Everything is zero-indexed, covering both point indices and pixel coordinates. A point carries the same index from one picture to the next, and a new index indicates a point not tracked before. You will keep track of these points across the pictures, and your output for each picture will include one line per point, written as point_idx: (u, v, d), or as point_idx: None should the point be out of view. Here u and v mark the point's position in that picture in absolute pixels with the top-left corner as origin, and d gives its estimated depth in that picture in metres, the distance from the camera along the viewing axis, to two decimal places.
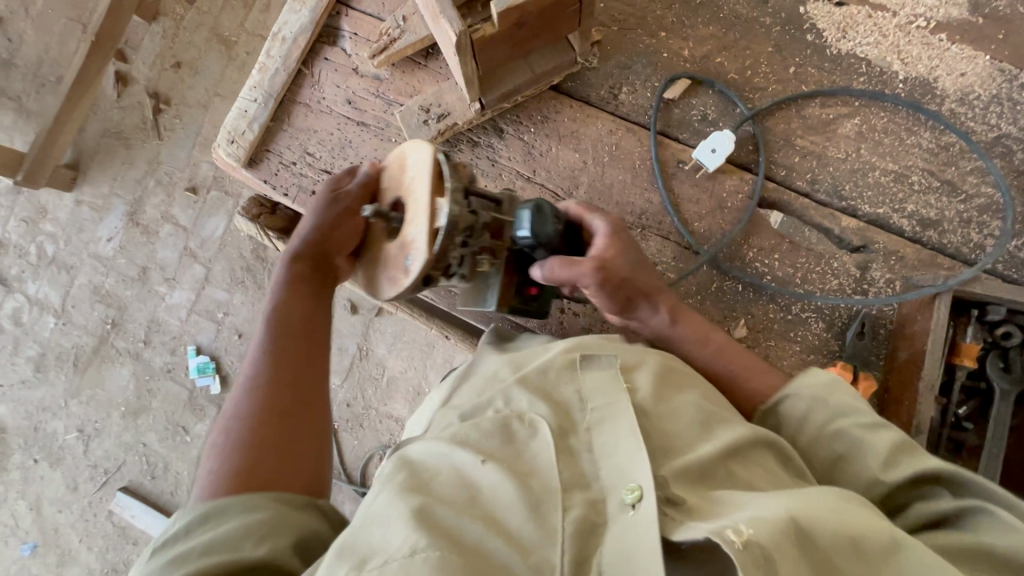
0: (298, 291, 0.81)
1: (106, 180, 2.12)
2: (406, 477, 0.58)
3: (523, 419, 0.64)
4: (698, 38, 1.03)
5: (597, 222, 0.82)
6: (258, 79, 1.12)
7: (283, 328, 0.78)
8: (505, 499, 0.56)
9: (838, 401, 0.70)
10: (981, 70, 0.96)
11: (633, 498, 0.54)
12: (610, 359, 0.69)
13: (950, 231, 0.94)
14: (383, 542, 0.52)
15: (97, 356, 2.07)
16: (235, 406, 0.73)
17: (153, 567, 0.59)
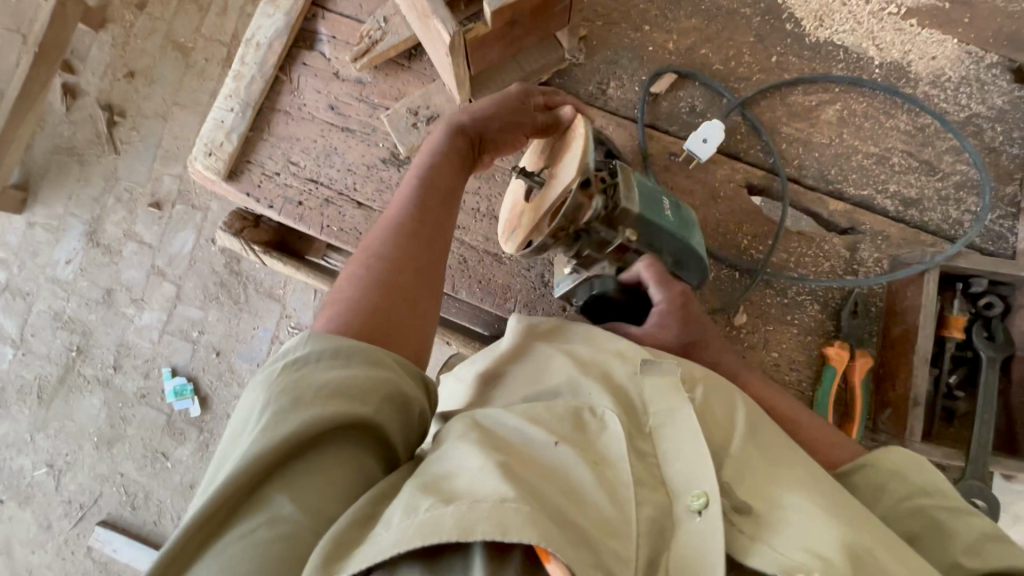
0: (449, 156, 0.78)
1: (60, 199, 2.01)
2: (477, 440, 0.56)
3: (594, 411, 0.61)
4: (681, 31, 1.05)
5: (657, 294, 0.78)
6: (233, 88, 1.08)
7: (428, 185, 0.75)
8: (580, 486, 0.55)
9: (920, 479, 0.64)
10: (950, 53, 1.00)
11: (700, 504, 0.54)
12: (670, 364, 0.65)
13: (931, 209, 0.98)
14: (469, 489, 0.50)
15: (64, 386, 1.96)
16: (376, 240, 0.70)
17: (276, 373, 0.56)
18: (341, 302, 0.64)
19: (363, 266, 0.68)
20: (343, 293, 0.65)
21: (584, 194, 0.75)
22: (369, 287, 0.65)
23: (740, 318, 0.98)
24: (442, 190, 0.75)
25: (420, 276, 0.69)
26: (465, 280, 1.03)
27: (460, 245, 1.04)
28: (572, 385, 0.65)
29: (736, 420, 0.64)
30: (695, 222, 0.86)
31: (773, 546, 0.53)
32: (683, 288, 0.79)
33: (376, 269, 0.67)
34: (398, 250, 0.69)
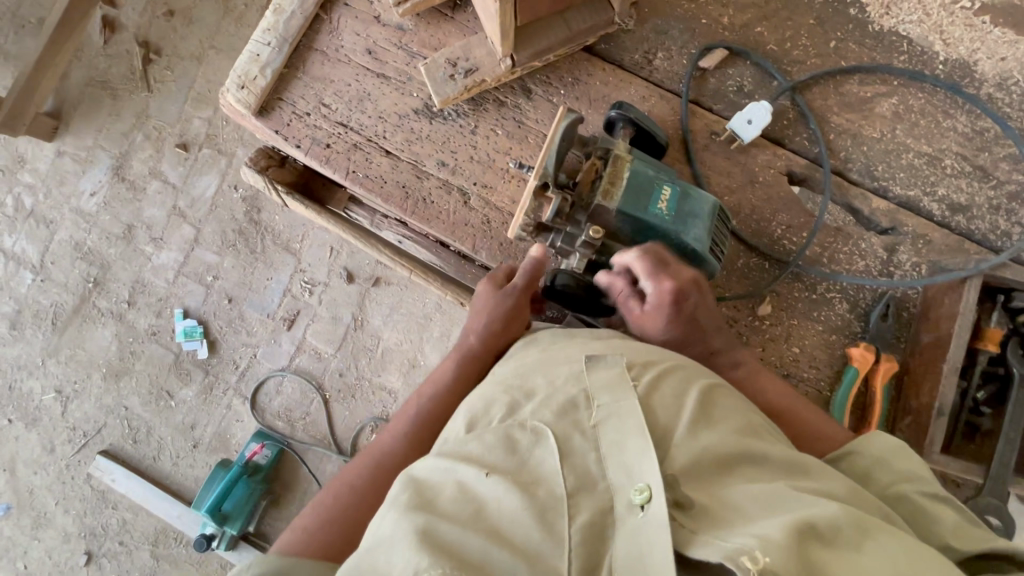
0: (461, 374, 0.85)
1: (90, 131, 2.01)
2: (408, 499, 0.58)
3: (524, 425, 0.63)
4: (738, 7, 1.00)
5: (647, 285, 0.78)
6: (272, 22, 1.06)
7: (436, 408, 0.83)
8: (508, 514, 0.56)
9: (901, 466, 0.68)
10: (1021, 55, 0.95)
11: (642, 499, 0.55)
12: (615, 360, 0.68)
13: (979, 217, 0.94)
14: (387, 563, 0.52)
15: (78, 316, 1.99)
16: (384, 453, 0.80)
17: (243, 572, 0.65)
18: (301, 527, 0.75)
19: (329, 494, 0.78)
20: (308, 519, 0.76)
21: (542, 194, 0.82)
22: (328, 516, 0.75)
23: (763, 308, 0.95)
24: (422, 424, 0.83)
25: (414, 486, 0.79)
26: (486, 240, 1.01)
27: (484, 206, 1.02)
28: (512, 395, 0.67)
29: (681, 410, 0.65)
30: (702, 215, 0.82)
31: (727, 529, 0.54)
32: (673, 285, 0.77)
33: (339, 502, 0.77)
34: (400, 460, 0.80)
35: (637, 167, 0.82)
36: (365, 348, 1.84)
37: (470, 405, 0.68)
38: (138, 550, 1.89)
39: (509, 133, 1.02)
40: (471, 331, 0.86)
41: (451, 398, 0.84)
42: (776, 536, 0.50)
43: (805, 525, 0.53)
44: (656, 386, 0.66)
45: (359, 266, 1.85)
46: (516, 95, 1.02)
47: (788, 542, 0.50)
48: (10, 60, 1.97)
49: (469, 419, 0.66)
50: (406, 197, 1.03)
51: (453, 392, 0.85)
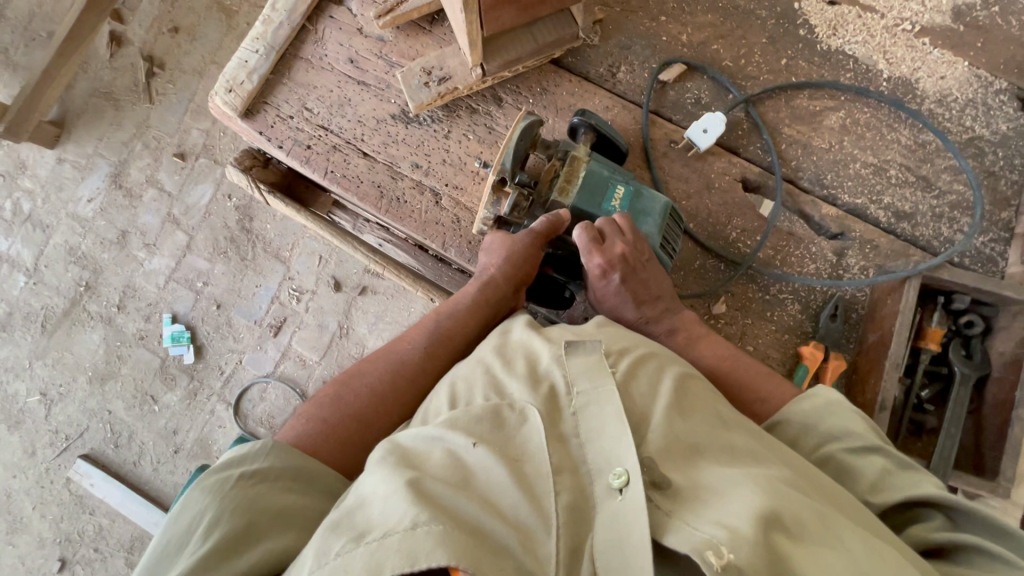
0: (478, 306, 0.85)
1: (91, 140, 2.08)
2: (393, 460, 0.58)
3: (513, 406, 0.62)
4: (696, 26, 1.07)
5: (615, 241, 0.84)
6: (261, 31, 1.12)
7: (451, 328, 0.83)
8: (496, 483, 0.56)
9: (829, 425, 0.70)
10: (960, 74, 1.01)
11: (621, 483, 0.54)
12: (594, 346, 0.66)
13: (923, 224, 0.98)
14: (382, 518, 0.52)
15: (68, 319, 2.02)
16: (399, 356, 0.80)
17: (218, 480, 0.58)
18: (313, 417, 0.72)
19: (344, 389, 0.75)
20: (318, 411, 0.73)
21: (500, 190, 0.87)
22: (341, 412, 0.73)
23: (718, 307, 1.00)
24: (442, 340, 0.82)
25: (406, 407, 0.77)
26: (455, 238, 1.05)
27: (455, 205, 1.06)
28: (494, 378, 0.66)
29: (656, 398, 0.64)
30: (652, 213, 0.88)
31: (698, 515, 0.53)
32: (602, 262, 0.82)
33: (356, 399, 0.74)
34: (411, 369, 0.79)
35: (593, 168, 0.88)
36: (350, 355, 1.87)
37: (452, 379, 0.69)
38: (113, 557, 1.88)
39: (480, 138, 1.07)
40: (492, 263, 0.87)
41: (471, 322, 0.84)
42: (745, 529, 0.49)
43: (774, 513, 0.52)
44: (633, 375, 0.65)
45: (347, 274, 1.88)
46: (488, 103, 1.08)
47: (756, 535, 0.49)
48: (19, 71, 2.05)
49: (451, 395, 0.66)
50: (381, 196, 1.08)
51: (473, 316, 0.85)
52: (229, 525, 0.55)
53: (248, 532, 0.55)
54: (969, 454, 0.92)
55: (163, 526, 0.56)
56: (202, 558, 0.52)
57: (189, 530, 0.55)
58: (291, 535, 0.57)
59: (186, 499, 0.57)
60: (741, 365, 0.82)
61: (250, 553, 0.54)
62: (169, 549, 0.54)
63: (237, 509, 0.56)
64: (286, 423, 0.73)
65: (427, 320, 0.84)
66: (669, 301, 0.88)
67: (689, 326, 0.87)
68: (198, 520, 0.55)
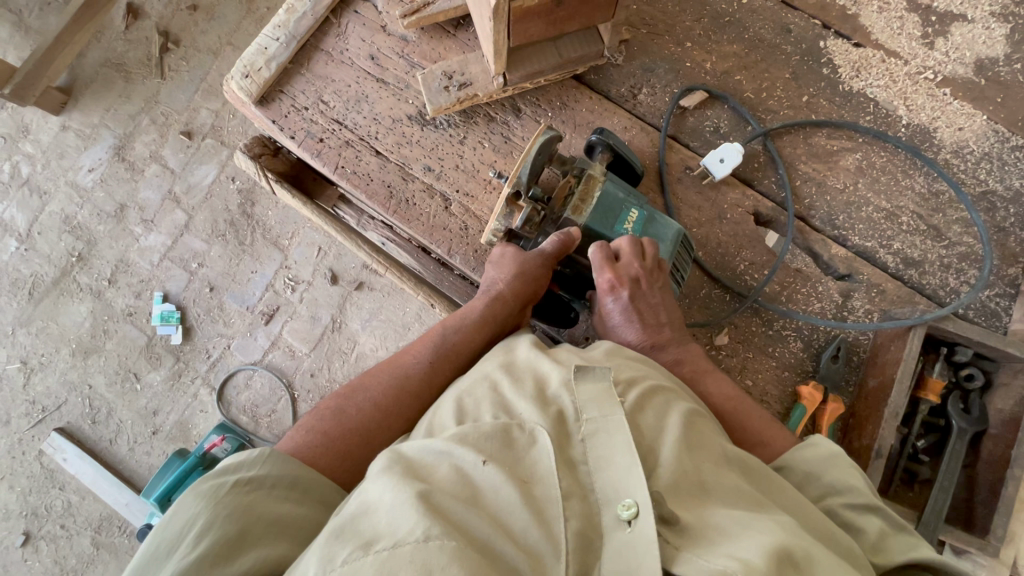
0: (482, 322, 0.83)
1: (97, 110, 2.04)
2: (398, 470, 0.55)
3: (524, 427, 0.60)
4: (721, 55, 1.07)
5: (632, 265, 0.82)
6: (283, 20, 1.10)
7: (454, 345, 0.81)
8: (506, 504, 0.53)
9: (832, 477, 0.69)
10: (978, 127, 1.01)
11: (630, 515, 0.52)
12: (604, 372, 0.64)
13: (930, 273, 0.98)
14: (389, 527, 0.48)
15: (57, 289, 1.98)
16: (401, 371, 0.78)
17: (208, 488, 0.56)
18: (313, 428, 0.70)
19: (346, 402, 0.74)
20: (320, 423, 0.71)
21: (514, 203, 0.86)
22: (342, 425, 0.71)
23: (721, 338, 0.99)
24: (448, 355, 0.80)
25: (407, 424, 0.75)
26: (461, 245, 1.04)
27: (464, 212, 1.05)
28: (500, 396, 0.64)
29: (664, 430, 0.62)
30: (665, 239, 0.88)
31: (710, 549, 0.51)
32: (612, 278, 0.82)
33: (359, 413, 0.73)
34: (411, 382, 0.77)
35: (608, 189, 0.86)
36: (340, 350, 1.84)
37: (458, 392, 0.66)
38: (78, 536, 1.83)
39: (495, 147, 1.06)
40: (501, 279, 0.85)
41: (478, 336, 0.83)
42: (759, 561, 0.48)
43: (788, 555, 0.50)
44: (641, 406, 0.64)
45: (345, 268, 1.87)
46: (506, 112, 1.07)
47: (771, 568, 0.48)
48: (31, 34, 2.02)
49: (458, 410, 0.63)
50: (390, 196, 1.06)
51: (481, 331, 0.83)
52: (222, 530, 0.53)
53: (240, 540, 0.52)
54: (961, 509, 0.91)
55: (150, 532, 0.54)
56: (193, 563, 0.50)
57: (180, 535, 0.53)
58: (285, 544, 0.55)
59: (178, 504, 0.55)
60: (746, 407, 0.80)
61: (243, 559, 0.51)
62: (157, 555, 0.52)
63: (232, 515, 0.54)
64: (286, 433, 0.71)
65: (431, 333, 0.82)
66: (677, 329, 0.86)
67: (696, 358, 0.85)
68: (190, 524, 0.53)
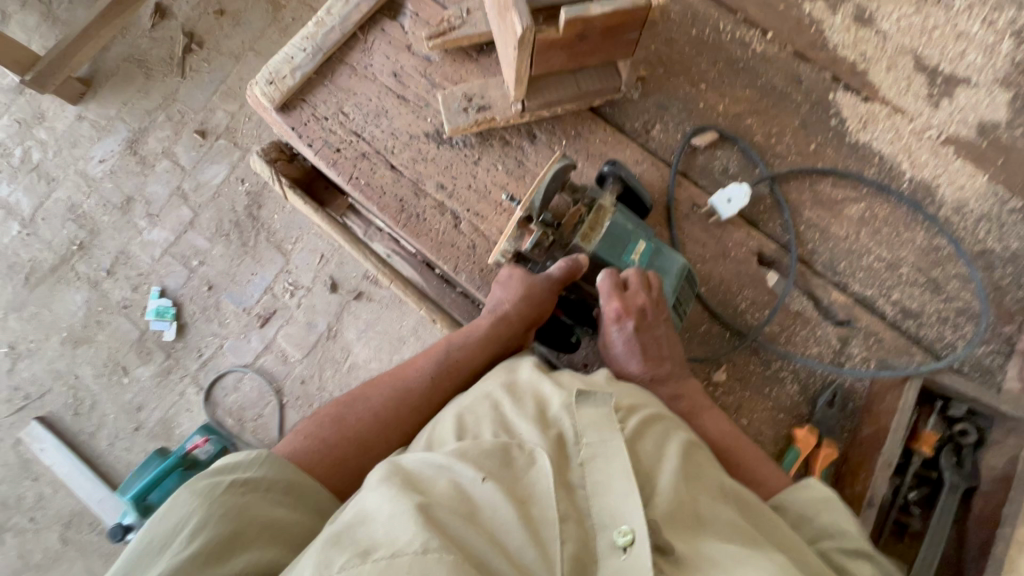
0: (485, 342, 0.83)
1: (114, 103, 2.07)
2: (397, 481, 0.54)
3: (523, 447, 0.60)
4: (733, 99, 1.10)
5: (640, 296, 0.83)
6: (312, 32, 1.13)
7: (457, 362, 0.81)
8: (504, 523, 0.52)
9: (825, 520, 0.69)
10: (979, 187, 1.04)
11: (626, 541, 0.53)
12: (605, 398, 0.64)
13: (928, 325, 1.00)
14: (388, 537, 0.48)
15: (54, 276, 1.97)
16: (402, 384, 0.78)
17: (202, 486, 0.55)
18: (313, 435, 0.71)
19: (346, 410, 0.74)
20: (319, 429, 0.71)
21: (525, 226, 0.87)
22: (342, 433, 0.71)
23: (719, 375, 1.00)
24: (450, 371, 0.80)
25: (406, 437, 0.75)
26: (468, 263, 1.05)
27: (473, 231, 1.06)
28: (501, 416, 0.64)
29: (662, 459, 0.62)
30: (670, 273, 0.89)
31: None
32: (619, 308, 0.82)
33: (358, 422, 0.73)
34: (412, 396, 0.77)
35: (617, 220, 0.88)
36: (333, 359, 1.83)
37: (458, 408, 0.66)
38: (46, 531, 1.78)
39: (508, 170, 1.08)
40: (507, 300, 0.85)
41: (482, 354, 0.83)
42: None
43: None
44: (640, 433, 0.64)
45: (346, 277, 1.87)
46: (521, 137, 1.09)
47: None
48: (57, 25, 2.06)
49: (458, 426, 0.63)
50: (401, 210, 1.08)
51: (485, 350, 0.83)
52: (216, 530, 0.52)
53: (231, 541, 0.52)
54: (949, 565, 0.91)
55: (143, 526, 0.54)
56: (183, 562, 0.49)
57: (173, 531, 0.53)
58: (278, 549, 0.54)
59: (173, 500, 0.55)
60: (741, 445, 0.80)
61: (233, 562, 0.51)
62: (150, 550, 0.52)
63: (225, 515, 0.53)
64: (283, 438, 0.71)
65: (433, 348, 0.83)
66: (680, 365, 0.86)
67: (695, 394, 0.85)
68: (184, 522, 0.53)
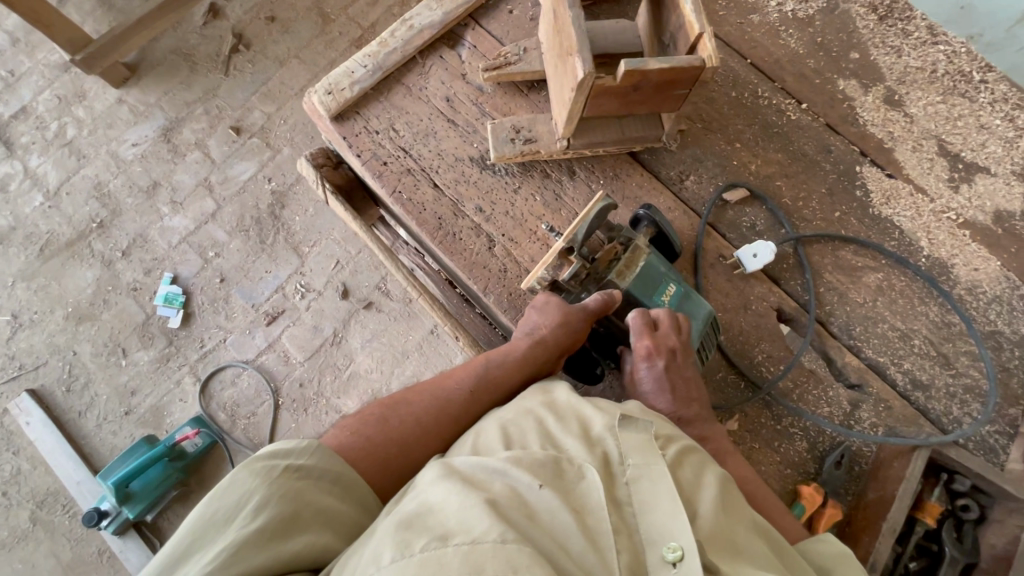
0: (521, 364, 0.86)
1: (156, 92, 2.13)
2: (457, 479, 0.57)
3: (572, 461, 0.61)
4: (765, 160, 1.16)
5: (668, 336, 0.87)
6: (374, 51, 1.19)
7: (495, 378, 0.83)
8: (564, 528, 0.54)
9: (843, 572, 0.69)
10: (991, 271, 1.09)
11: (675, 556, 0.55)
12: (647, 424, 0.66)
13: (937, 398, 1.02)
14: (463, 526, 0.50)
15: (68, 251, 1.99)
16: (443, 393, 0.80)
17: (257, 469, 0.59)
18: (359, 432, 0.72)
19: (390, 412, 0.76)
20: (364, 427, 0.73)
21: (565, 257, 0.91)
22: (386, 433, 0.73)
23: (731, 424, 1.02)
24: (488, 386, 0.83)
25: (445, 445, 0.77)
26: (497, 286, 1.08)
27: (506, 255, 1.09)
28: (546, 431, 0.66)
29: (703, 487, 0.65)
30: (697, 317, 0.93)
31: None
32: (649, 346, 0.85)
33: (402, 425, 0.75)
34: (453, 407, 0.79)
35: (651, 261, 0.92)
36: (335, 365, 1.84)
37: (501, 420, 0.68)
38: (17, 508, 1.74)
39: (545, 202, 1.12)
40: (544, 325, 0.87)
41: (515, 375, 0.85)
42: None
43: None
44: (680, 461, 0.66)
45: (359, 285, 1.90)
46: (561, 172, 1.14)
47: None
48: (113, 12, 2.14)
49: (504, 436, 0.65)
50: (438, 227, 1.11)
51: (518, 371, 0.85)
52: (278, 508, 0.57)
53: (293, 520, 0.57)
54: None
55: (206, 499, 0.57)
56: (254, 533, 0.55)
57: (237, 505, 0.57)
58: (329, 534, 0.59)
59: (231, 478, 0.58)
60: (761, 492, 0.82)
61: (295, 540, 0.56)
62: (214, 522, 0.56)
63: (285, 497, 0.58)
64: (329, 430, 0.73)
65: (473, 363, 0.85)
66: (705, 406, 0.88)
67: (720, 436, 0.87)
68: (245, 500, 0.57)
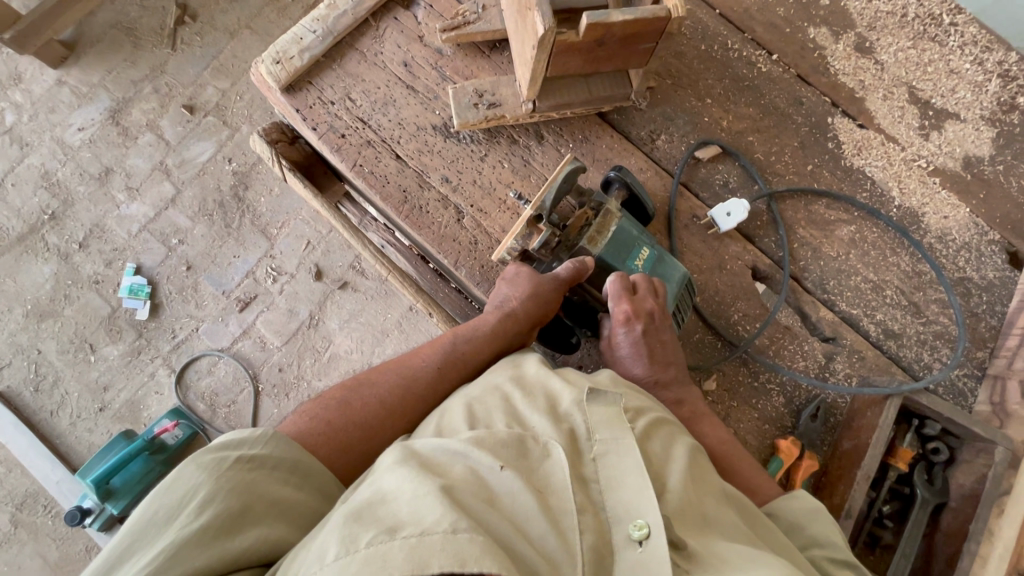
0: (491, 337, 0.84)
1: (98, 70, 1.99)
2: (414, 464, 0.55)
3: (537, 439, 0.60)
4: (737, 115, 1.13)
5: (648, 301, 0.86)
6: (323, 14, 1.12)
7: (462, 353, 0.82)
8: (523, 509, 0.53)
9: (815, 531, 0.71)
10: (961, 217, 1.09)
11: (641, 534, 0.53)
12: (615, 398, 0.66)
13: (908, 346, 1.04)
14: (414, 516, 0.48)
15: (21, 246, 1.88)
16: (408, 371, 0.78)
17: (210, 461, 0.57)
18: (320, 417, 0.70)
19: (352, 394, 0.74)
20: (324, 411, 0.71)
21: (534, 225, 0.87)
22: (348, 416, 0.71)
23: (709, 384, 1.02)
24: (456, 363, 0.81)
25: (411, 424, 0.75)
26: (468, 259, 1.05)
27: (476, 227, 1.06)
28: (513, 407, 0.65)
29: (671, 459, 0.65)
30: (671, 279, 0.91)
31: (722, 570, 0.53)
32: (628, 310, 0.84)
33: (363, 406, 0.73)
34: (418, 384, 0.77)
35: (624, 224, 0.89)
36: (313, 348, 1.80)
37: (467, 398, 0.67)
38: None
39: (514, 169, 1.08)
40: (514, 296, 0.85)
41: (486, 349, 0.83)
42: None
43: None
44: (649, 434, 0.66)
45: (332, 266, 1.84)
46: (529, 137, 1.10)
47: None
48: None
49: (469, 415, 0.63)
50: (404, 201, 1.07)
51: (489, 345, 0.84)
52: (224, 504, 0.54)
53: (243, 514, 0.55)
54: None
55: (151, 497, 0.55)
56: (197, 531, 0.52)
57: (183, 501, 0.54)
58: (283, 526, 0.57)
59: (179, 473, 0.56)
60: (739, 454, 0.82)
61: (244, 536, 0.53)
62: (156, 521, 0.53)
63: (234, 491, 0.56)
64: (288, 418, 0.71)
65: (440, 339, 0.83)
66: (681, 371, 0.88)
67: (695, 401, 0.87)
68: (190, 496, 0.55)
